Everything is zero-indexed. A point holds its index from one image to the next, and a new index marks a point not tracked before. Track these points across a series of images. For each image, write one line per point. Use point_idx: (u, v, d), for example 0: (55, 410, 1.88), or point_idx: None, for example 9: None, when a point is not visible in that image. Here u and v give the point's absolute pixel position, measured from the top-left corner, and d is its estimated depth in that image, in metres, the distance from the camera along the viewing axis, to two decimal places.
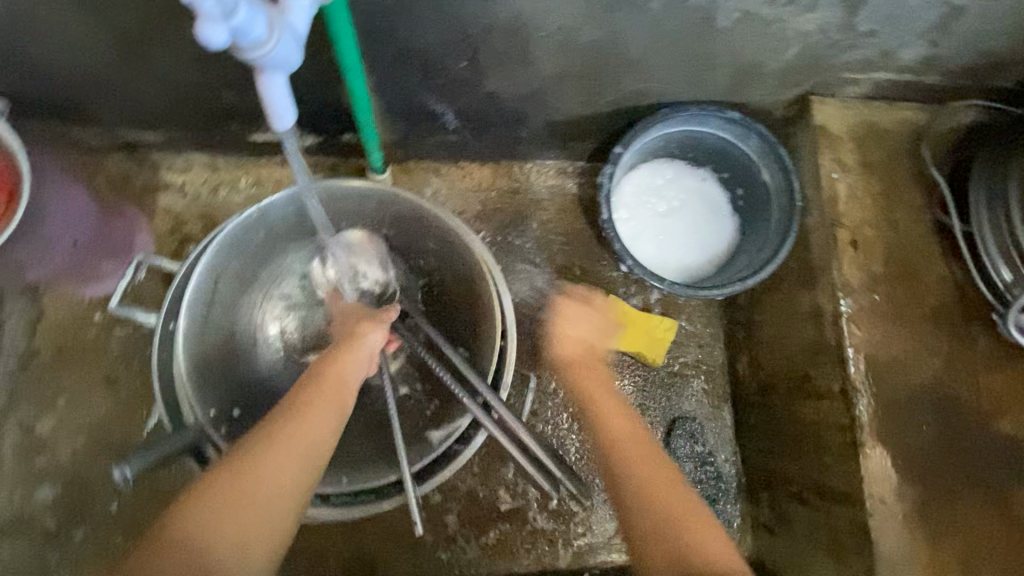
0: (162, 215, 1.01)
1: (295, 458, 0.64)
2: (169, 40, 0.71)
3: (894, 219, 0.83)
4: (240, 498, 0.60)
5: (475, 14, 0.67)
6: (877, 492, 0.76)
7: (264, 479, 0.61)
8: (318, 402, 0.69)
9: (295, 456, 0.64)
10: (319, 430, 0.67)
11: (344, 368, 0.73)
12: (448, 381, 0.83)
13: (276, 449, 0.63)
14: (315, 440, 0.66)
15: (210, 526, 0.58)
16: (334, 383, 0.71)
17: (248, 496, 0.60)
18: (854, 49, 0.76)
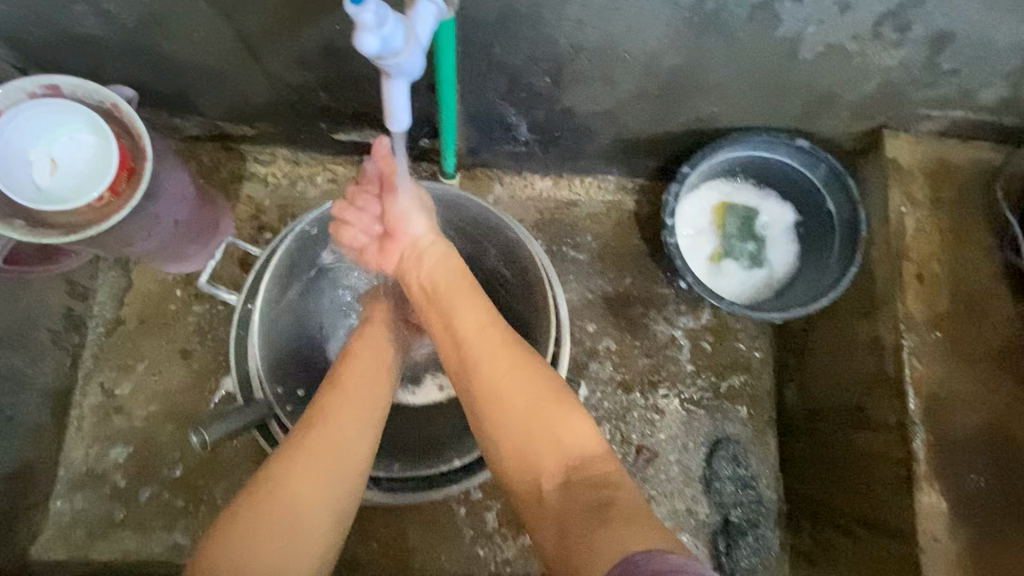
0: (244, 203, 1.08)
1: (327, 467, 0.65)
2: (284, 42, 0.77)
3: (963, 257, 0.83)
4: (283, 505, 0.61)
5: (567, 34, 0.71)
6: (930, 529, 0.75)
7: (299, 495, 0.62)
8: (344, 404, 0.70)
9: (327, 464, 0.65)
10: (347, 433, 0.68)
11: (367, 365, 0.77)
12: None
13: (307, 461, 0.65)
14: (343, 446, 0.67)
15: (260, 536, 0.59)
16: (356, 385, 0.73)
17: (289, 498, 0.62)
18: (933, 87, 0.77)
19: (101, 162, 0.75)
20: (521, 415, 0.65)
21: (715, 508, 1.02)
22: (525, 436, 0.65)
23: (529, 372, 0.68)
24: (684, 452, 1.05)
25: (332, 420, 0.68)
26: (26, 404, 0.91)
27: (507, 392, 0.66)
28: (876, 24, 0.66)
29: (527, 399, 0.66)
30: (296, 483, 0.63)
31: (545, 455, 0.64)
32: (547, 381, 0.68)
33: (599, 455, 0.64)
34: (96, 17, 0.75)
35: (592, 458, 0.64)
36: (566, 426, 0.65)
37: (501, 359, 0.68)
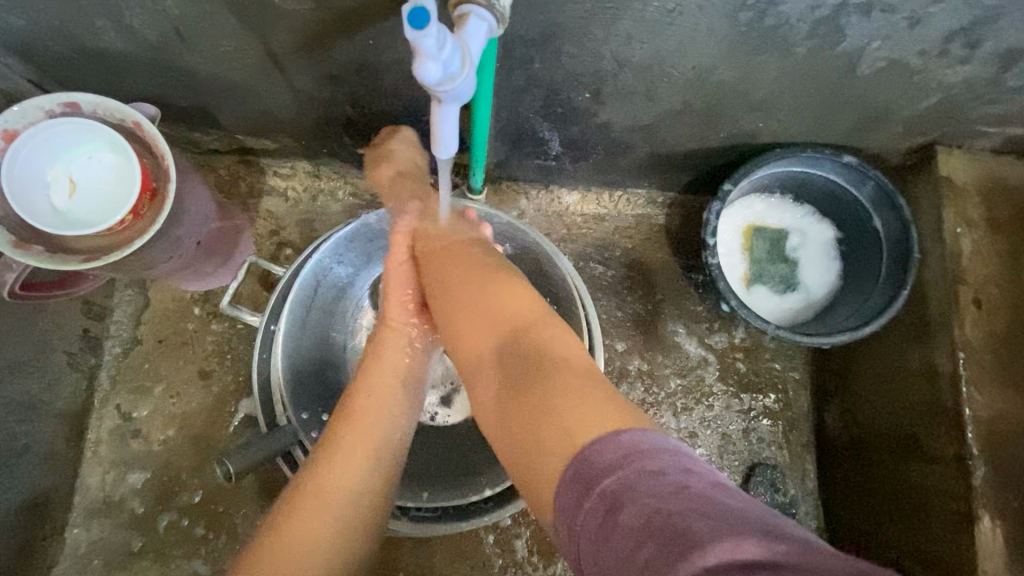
0: (263, 217, 1.05)
1: (348, 490, 0.63)
2: (313, 57, 0.74)
3: (1022, 280, 0.79)
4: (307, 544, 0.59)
5: (613, 49, 0.67)
6: (992, 569, 0.72)
7: (320, 525, 0.61)
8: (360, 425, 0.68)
9: (347, 488, 0.63)
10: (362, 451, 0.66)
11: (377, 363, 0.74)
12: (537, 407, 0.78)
13: (324, 490, 0.63)
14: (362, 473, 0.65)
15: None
16: (368, 392, 0.71)
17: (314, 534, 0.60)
18: (995, 104, 0.73)
19: (124, 184, 0.72)
20: (483, 319, 0.65)
21: None
22: (466, 331, 0.66)
23: (490, 280, 0.67)
24: (719, 477, 1.02)
25: (344, 442, 0.66)
26: (42, 430, 0.87)
27: (473, 297, 0.67)
28: (946, 40, 0.62)
29: (486, 299, 0.66)
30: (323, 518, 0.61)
31: (506, 350, 0.62)
32: (510, 284, 0.67)
33: (562, 337, 0.62)
34: (118, 31, 0.71)
35: (547, 341, 0.61)
36: (525, 318, 0.63)
37: (465, 272, 0.70)
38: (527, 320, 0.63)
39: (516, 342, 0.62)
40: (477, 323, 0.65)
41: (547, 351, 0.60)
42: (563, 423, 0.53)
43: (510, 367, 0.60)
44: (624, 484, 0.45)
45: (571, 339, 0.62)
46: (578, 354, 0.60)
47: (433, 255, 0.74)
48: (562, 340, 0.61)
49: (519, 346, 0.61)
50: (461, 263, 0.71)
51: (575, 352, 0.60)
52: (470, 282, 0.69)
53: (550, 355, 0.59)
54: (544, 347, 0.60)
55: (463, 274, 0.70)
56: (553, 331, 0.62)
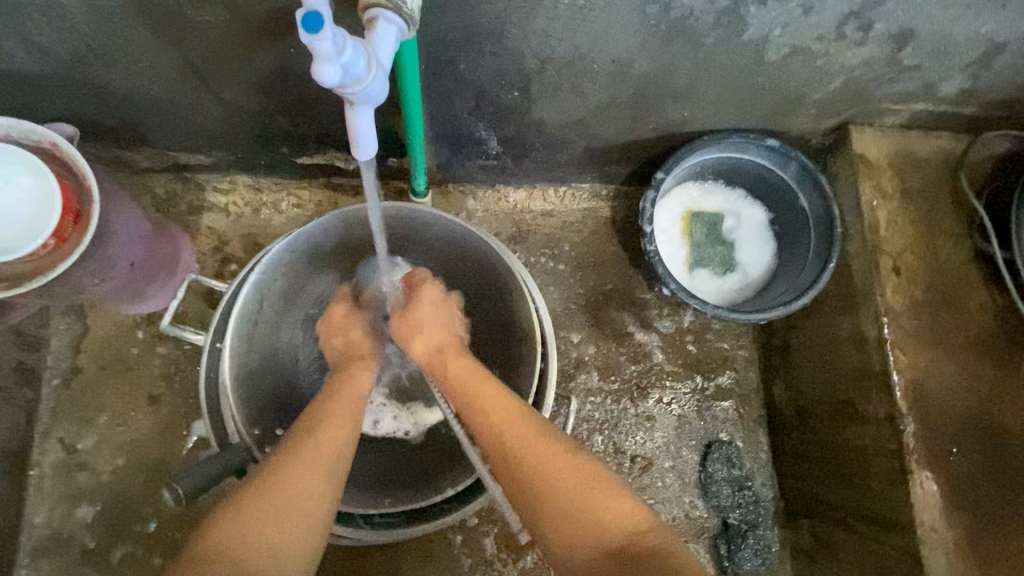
0: (205, 234, 1.03)
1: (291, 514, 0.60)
2: (239, 68, 0.73)
3: (935, 247, 0.84)
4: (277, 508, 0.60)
5: (533, 47, 0.69)
6: (928, 519, 0.76)
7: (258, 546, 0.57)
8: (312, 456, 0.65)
9: (293, 515, 0.60)
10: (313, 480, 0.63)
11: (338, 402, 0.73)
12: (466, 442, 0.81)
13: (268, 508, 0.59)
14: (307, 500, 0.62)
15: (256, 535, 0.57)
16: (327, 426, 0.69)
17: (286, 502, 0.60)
18: (896, 83, 0.78)
19: (44, 208, 0.70)
20: (536, 468, 0.64)
21: (713, 512, 1.01)
22: (545, 490, 0.62)
23: (527, 428, 0.67)
24: (678, 459, 1.04)
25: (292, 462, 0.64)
26: None
27: (518, 449, 0.65)
28: (841, 25, 0.67)
29: (533, 451, 0.65)
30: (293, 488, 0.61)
31: (570, 517, 0.61)
32: (545, 427, 0.68)
33: (612, 494, 0.62)
34: (29, 51, 0.70)
35: (606, 505, 0.61)
36: (577, 478, 0.62)
37: (501, 415, 0.69)
38: (575, 473, 0.63)
39: (577, 496, 0.61)
40: (526, 470, 0.64)
41: (606, 516, 0.60)
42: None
43: (583, 541, 0.59)
44: None
45: (625, 496, 0.62)
46: (639, 519, 0.61)
47: (481, 396, 0.71)
48: (615, 500, 0.61)
49: (582, 504, 0.61)
50: (490, 399, 0.71)
51: (635, 511, 0.61)
52: (508, 428, 0.68)
53: (615, 535, 0.59)
54: (599, 507, 0.61)
55: (495, 412, 0.69)
56: (602, 482, 0.62)
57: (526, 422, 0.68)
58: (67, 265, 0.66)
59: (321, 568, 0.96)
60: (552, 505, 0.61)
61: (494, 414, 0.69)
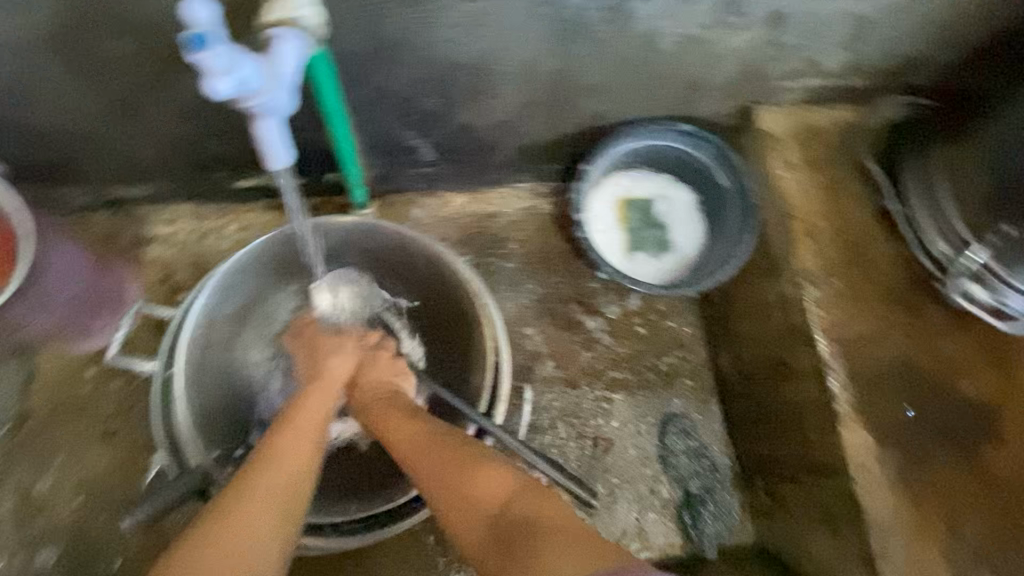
0: (152, 265, 1.01)
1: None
2: (164, 96, 0.76)
3: (841, 209, 0.91)
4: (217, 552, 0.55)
5: (442, 53, 0.73)
6: (858, 459, 0.81)
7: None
8: (247, 517, 0.58)
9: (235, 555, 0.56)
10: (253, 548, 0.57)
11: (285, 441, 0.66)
12: None
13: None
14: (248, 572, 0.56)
15: None
16: (268, 471, 0.62)
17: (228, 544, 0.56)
18: (784, 61, 0.85)
19: None
20: (425, 466, 0.66)
21: (675, 484, 1.05)
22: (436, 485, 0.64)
23: (421, 434, 0.69)
24: (638, 438, 1.08)
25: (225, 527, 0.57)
26: None
27: (413, 457, 0.68)
28: (719, 11, 0.73)
29: (424, 454, 0.67)
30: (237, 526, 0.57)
31: (461, 508, 0.62)
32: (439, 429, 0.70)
33: (488, 472, 0.63)
34: None
35: (482, 486, 0.62)
36: (459, 463, 0.65)
37: (400, 428, 0.71)
38: (461, 463, 0.65)
39: (457, 484, 0.63)
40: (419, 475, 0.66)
41: (483, 497, 0.62)
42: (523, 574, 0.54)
43: (465, 524, 0.61)
44: None
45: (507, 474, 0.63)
46: (511, 486, 0.62)
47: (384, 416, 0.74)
48: (492, 480, 0.63)
49: (462, 489, 0.63)
50: (394, 422, 0.73)
51: (508, 481, 0.62)
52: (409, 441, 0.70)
53: (488, 511, 0.61)
54: (473, 490, 0.62)
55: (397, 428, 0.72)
56: (482, 464, 0.64)
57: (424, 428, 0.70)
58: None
59: None
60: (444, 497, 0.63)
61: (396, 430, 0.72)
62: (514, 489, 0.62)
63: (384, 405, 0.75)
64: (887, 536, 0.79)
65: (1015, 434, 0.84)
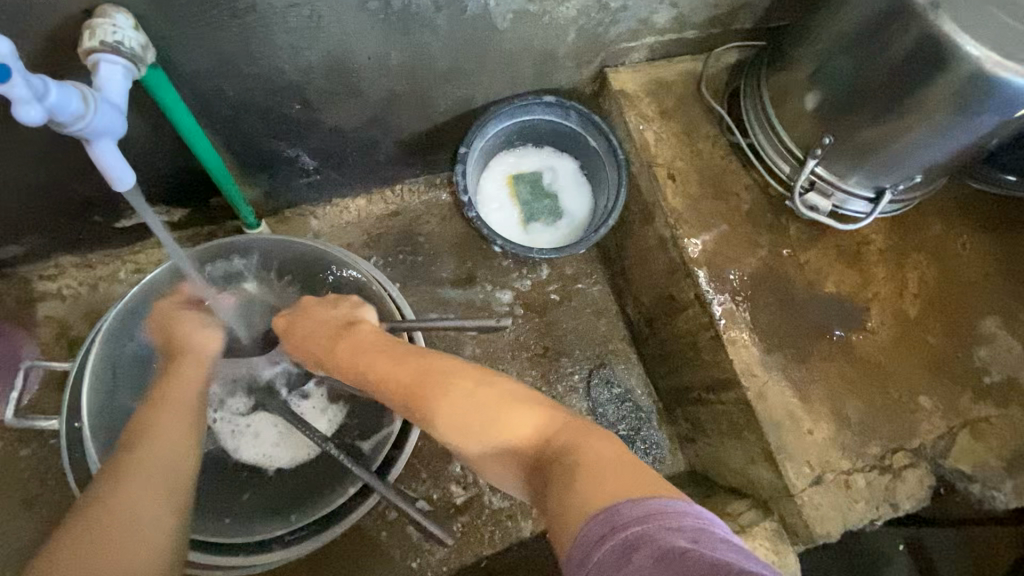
0: (44, 323, 0.98)
1: (127, 542, 0.54)
2: (10, 144, 0.75)
3: (698, 149, 1.00)
4: (108, 532, 0.54)
5: (288, 60, 0.76)
6: (746, 369, 0.90)
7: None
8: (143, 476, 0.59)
9: (130, 537, 0.54)
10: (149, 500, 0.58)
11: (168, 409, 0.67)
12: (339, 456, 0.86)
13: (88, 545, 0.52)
14: (145, 528, 0.56)
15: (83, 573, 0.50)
16: (156, 437, 0.64)
17: (119, 524, 0.55)
18: (618, 24, 0.92)
19: None
20: (448, 407, 0.64)
21: (607, 431, 1.12)
22: (458, 423, 0.63)
23: (436, 373, 0.68)
24: (567, 396, 1.14)
25: (114, 489, 0.57)
26: None
27: (430, 400, 0.65)
28: None
29: (443, 391, 0.65)
30: (124, 506, 0.56)
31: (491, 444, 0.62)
32: (456, 367, 0.68)
33: (522, 410, 0.62)
34: None
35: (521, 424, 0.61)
36: (490, 402, 0.63)
37: (406, 370, 0.69)
38: (496, 399, 0.63)
39: (490, 426, 0.62)
40: (439, 416, 0.64)
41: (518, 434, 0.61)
42: (568, 498, 0.51)
43: (496, 459, 0.63)
44: (629, 543, 0.45)
45: (541, 411, 0.62)
46: (552, 424, 0.61)
47: (388, 365, 0.71)
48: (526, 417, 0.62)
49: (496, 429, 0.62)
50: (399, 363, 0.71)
51: (541, 418, 0.61)
52: (416, 379, 0.68)
53: (527, 446, 0.60)
54: (512, 427, 0.61)
55: (402, 368, 0.70)
56: (514, 403, 0.63)
57: (438, 369, 0.68)
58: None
59: None
60: (473, 434, 0.63)
61: (404, 373, 0.69)
62: (554, 426, 0.60)
63: (381, 356, 0.72)
64: (781, 430, 0.88)
65: (877, 319, 0.95)
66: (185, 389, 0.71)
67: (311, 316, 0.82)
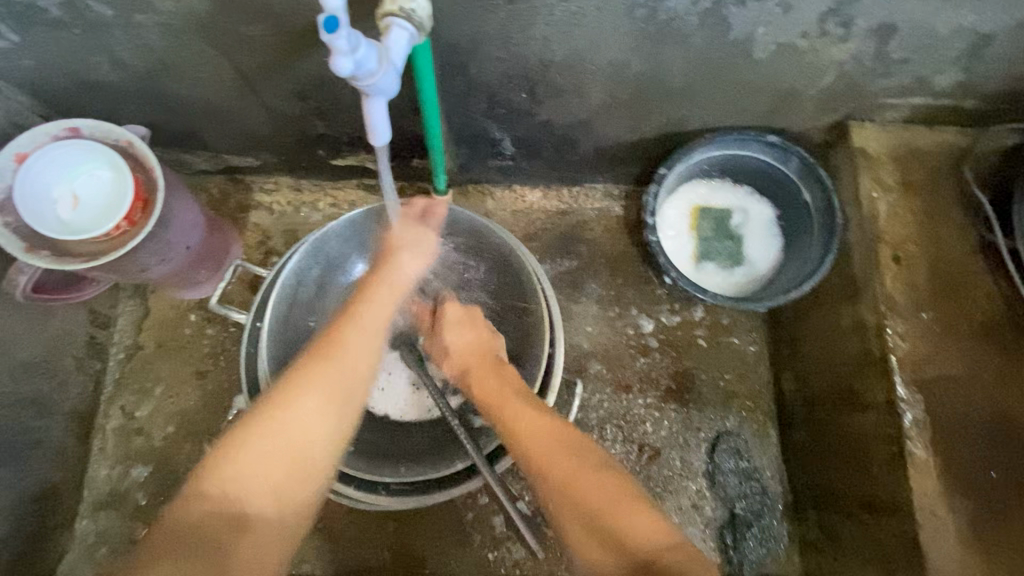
0: (252, 229, 1.12)
1: (293, 456, 0.61)
2: (286, 76, 0.85)
3: (938, 237, 0.85)
4: (277, 435, 0.61)
5: (536, 51, 0.78)
6: (928, 505, 0.76)
7: (257, 485, 0.59)
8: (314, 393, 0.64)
9: (293, 443, 0.61)
10: (317, 422, 0.63)
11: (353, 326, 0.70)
12: (455, 427, 0.86)
13: (265, 450, 0.60)
14: (309, 438, 0.62)
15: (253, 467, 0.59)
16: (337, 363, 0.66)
17: (287, 429, 0.61)
18: (889, 76, 0.82)
19: (114, 197, 0.82)
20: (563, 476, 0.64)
21: (720, 503, 1.03)
22: (576, 503, 0.62)
23: (555, 434, 0.68)
24: (686, 451, 1.06)
25: (295, 395, 0.63)
26: (54, 426, 0.95)
27: (544, 461, 0.65)
28: (821, 21, 0.73)
29: (557, 455, 0.66)
30: (297, 415, 0.62)
31: (598, 538, 0.60)
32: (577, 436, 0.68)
33: (639, 513, 0.61)
34: (111, 65, 0.82)
35: (630, 526, 0.60)
36: (605, 491, 0.62)
37: (539, 427, 0.69)
38: (609, 489, 0.63)
39: (598, 511, 0.61)
40: (556, 489, 0.64)
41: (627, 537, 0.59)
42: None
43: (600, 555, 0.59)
44: None
45: (655, 523, 0.61)
46: (666, 541, 0.59)
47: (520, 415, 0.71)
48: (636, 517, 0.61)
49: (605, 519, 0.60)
50: (523, 407, 0.72)
51: (658, 526, 0.60)
52: (536, 432, 0.69)
53: (637, 553, 0.58)
54: (623, 524, 0.60)
55: (526, 412, 0.71)
56: (629, 502, 0.62)
57: (565, 434, 0.68)
58: (128, 252, 0.78)
59: (341, 536, 1.02)
60: (586, 517, 0.61)
61: (535, 426, 0.69)
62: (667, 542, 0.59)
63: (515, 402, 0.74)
64: None
65: None
66: (370, 313, 0.73)
67: (454, 330, 0.89)
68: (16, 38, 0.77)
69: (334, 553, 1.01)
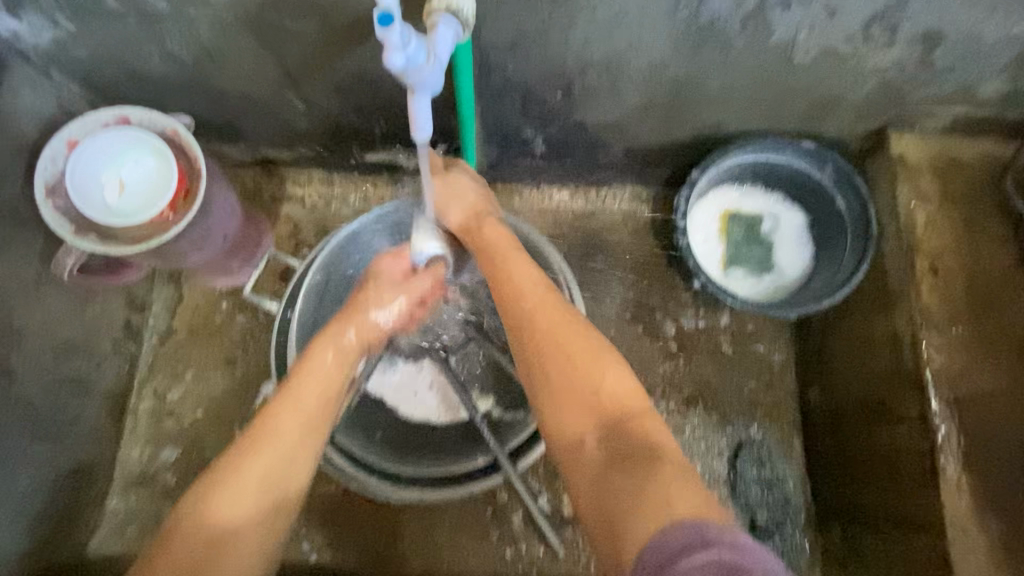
0: (283, 221, 1.15)
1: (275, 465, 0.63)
2: (326, 71, 0.87)
3: (978, 249, 0.84)
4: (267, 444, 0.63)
5: (575, 52, 0.78)
6: (959, 522, 0.75)
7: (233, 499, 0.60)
8: (300, 403, 0.67)
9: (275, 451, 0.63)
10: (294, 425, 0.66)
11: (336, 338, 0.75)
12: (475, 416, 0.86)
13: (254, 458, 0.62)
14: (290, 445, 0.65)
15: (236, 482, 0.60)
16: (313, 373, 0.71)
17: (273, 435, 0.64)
18: (932, 84, 0.81)
19: (159, 181, 0.85)
20: (544, 337, 0.67)
21: (741, 511, 1.02)
22: (553, 351, 0.65)
23: (546, 301, 0.71)
24: (707, 457, 1.05)
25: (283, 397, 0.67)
26: (91, 406, 0.98)
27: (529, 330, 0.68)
28: (866, 27, 0.72)
29: (539, 309, 0.69)
30: (279, 418, 0.65)
31: (567, 381, 0.63)
32: (567, 309, 0.70)
33: (611, 366, 0.63)
34: (161, 57, 0.85)
35: (601, 377, 0.62)
36: (580, 344, 0.65)
37: (527, 282, 0.73)
38: (582, 341, 0.65)
39: (571, 360, 0.64)
40: (537, 342, 0.67)
41: (597, 388, 0.62)
42: (628, 485, 0.54)
43: (571, 403, 0.62)
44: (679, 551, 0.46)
45: (625, 380, 0.63)
46: (634, 398, 0.62)
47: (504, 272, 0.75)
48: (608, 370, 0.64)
49: (578, 375, 0.63)
50: (516, 267, 0.75)
51: (629, 382, 0.63)
52: (526, 287, 0.73)
53: (604, 399, 0.61)
54: (597, 376, 0.63)
55: (522, 281, 0.73)
56: (604, 357, 0.64)
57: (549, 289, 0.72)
58: (170, 237, 0.81)
59: (361, 527, 1.03)
60: (561, 365, 0.64)
61: (525, 280, 0.73)
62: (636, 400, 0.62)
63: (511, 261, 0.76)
64: None
65: None
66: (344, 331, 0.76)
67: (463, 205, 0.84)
68: (73, 28, 0.80)
69: (355, 543, 1.02)
